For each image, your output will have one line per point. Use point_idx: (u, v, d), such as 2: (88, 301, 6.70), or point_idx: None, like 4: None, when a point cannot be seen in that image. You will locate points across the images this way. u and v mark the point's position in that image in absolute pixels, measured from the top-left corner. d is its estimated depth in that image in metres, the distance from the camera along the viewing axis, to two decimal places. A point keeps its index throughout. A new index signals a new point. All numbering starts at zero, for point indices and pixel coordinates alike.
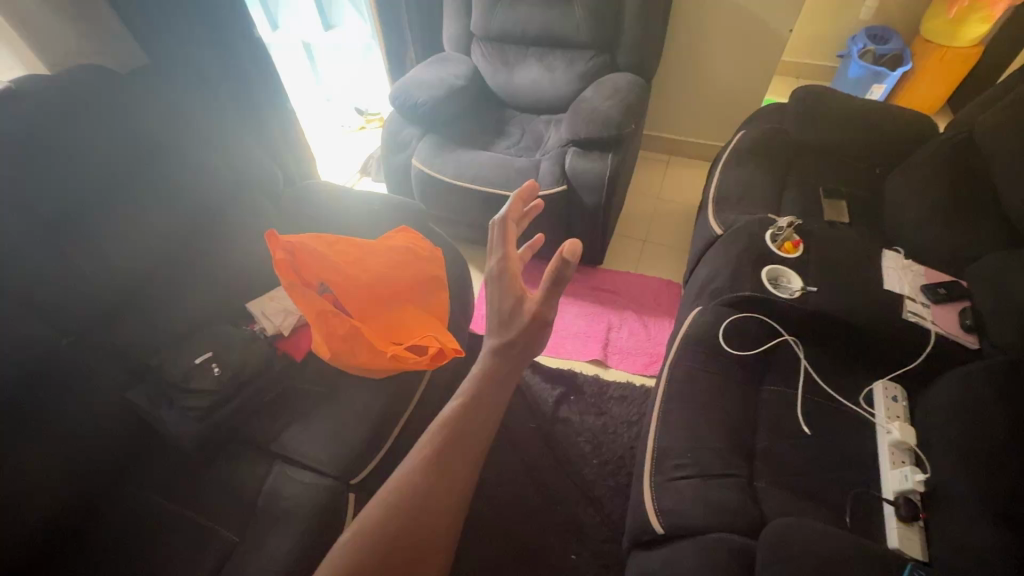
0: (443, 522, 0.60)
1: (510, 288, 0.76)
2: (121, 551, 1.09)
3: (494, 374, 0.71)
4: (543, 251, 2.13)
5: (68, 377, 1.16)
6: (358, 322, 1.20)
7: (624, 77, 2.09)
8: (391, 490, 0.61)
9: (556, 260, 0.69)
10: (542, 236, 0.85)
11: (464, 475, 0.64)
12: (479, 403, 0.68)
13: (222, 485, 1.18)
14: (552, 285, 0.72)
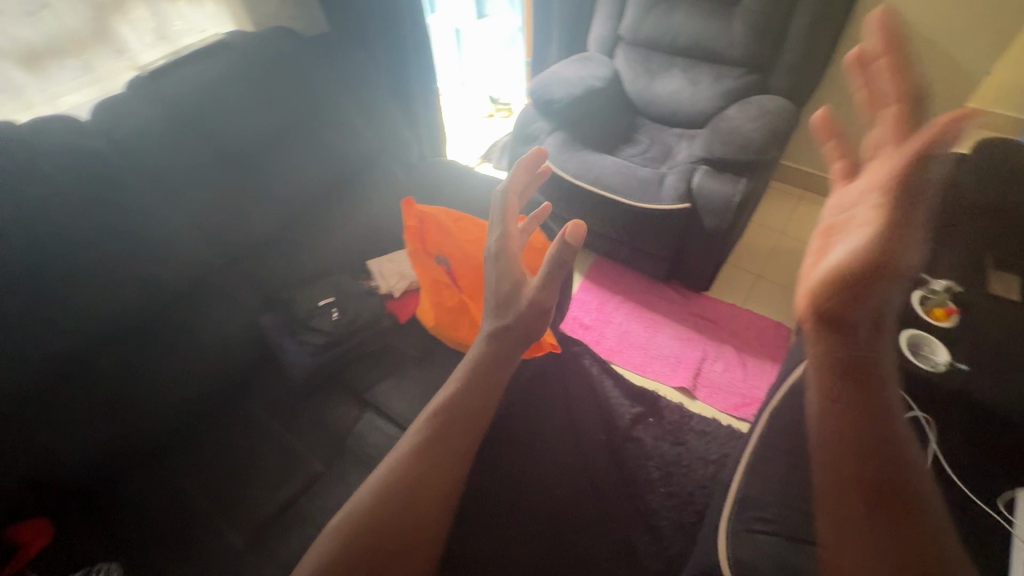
0: (431, 510, 0.64)
1: (509, 265, 0.90)
2: (229, 452, 1.23)
3: (486, 365, 0.78)
4: (649, 266, 2.08)
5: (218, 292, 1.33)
6: (466, 299, 1.27)
7: (774, 101, 1.96)
8: (381, 486, 0.65)
9: (556, 241, 0.82)
10: (545, 207, 1.03)
11: (454, 462, 0.69)
12: (472, 389, 0.75)
13: (318, 418, 1.29)
14: (552, 266, 0.83)
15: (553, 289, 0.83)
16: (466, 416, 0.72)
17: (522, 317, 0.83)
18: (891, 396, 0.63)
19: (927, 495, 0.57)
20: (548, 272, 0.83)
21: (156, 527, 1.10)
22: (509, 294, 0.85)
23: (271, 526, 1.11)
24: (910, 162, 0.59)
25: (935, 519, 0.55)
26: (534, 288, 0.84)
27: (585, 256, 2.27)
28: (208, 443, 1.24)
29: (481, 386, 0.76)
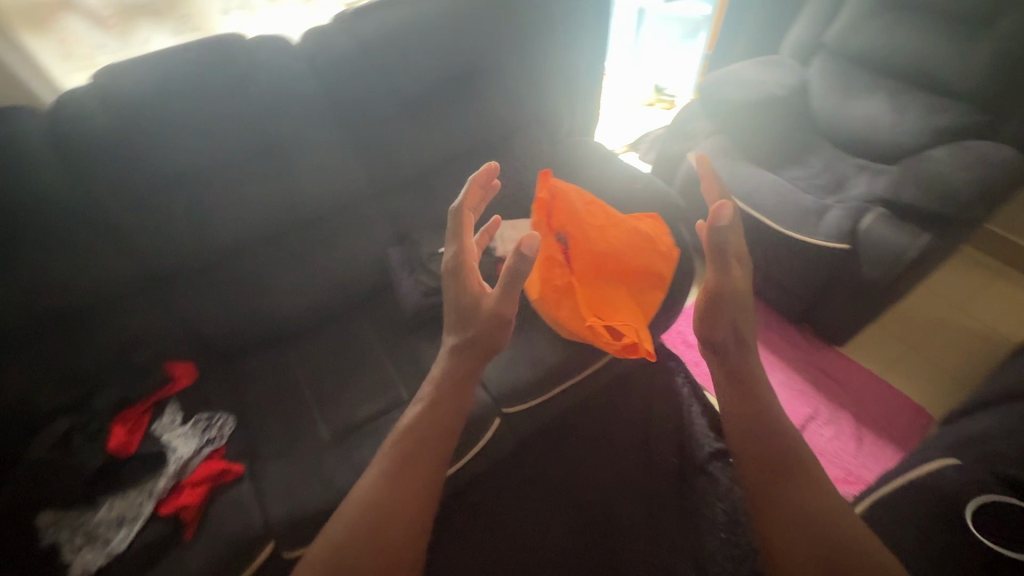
0: (407, 514, 0.78)
1: (466, 276, 0.98)
2: (335, 359, 1.38)
3: (450, 381, 0.92)
4: (780, 301, 1.88)
5: (360, 218, 1.48)
6: (576, 282, 1.26)
7: (1000, 147, 1.61)
8: (360, 502, 0.78)
9: (513, 257, 0.85)
10: (498, 220, 1.07)
11: (427, 472, 0.83)
12: (434, 399, 0.91)
13: (413, 353, 1.39)
14: (510, 279, 0.89)
15: (511, 299, 0.93)
16: (430, 424, 0.87)
17: (480, 330, 0.94)
18: (765, 407, 0.89)
19: (811, 464, 0.82)
20: (509, 281, 0.89)
21: (267, 406, 1.29)
22: (472, 311, 0.95)
23: (351, 434, 1.23)
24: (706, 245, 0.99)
25: (818, 491, 0.78)
26: (484, 305, 0.94)
27: (711, 273, 2.12)
28: (320, 349, 1.41)
29: (441, 397, 0.91)
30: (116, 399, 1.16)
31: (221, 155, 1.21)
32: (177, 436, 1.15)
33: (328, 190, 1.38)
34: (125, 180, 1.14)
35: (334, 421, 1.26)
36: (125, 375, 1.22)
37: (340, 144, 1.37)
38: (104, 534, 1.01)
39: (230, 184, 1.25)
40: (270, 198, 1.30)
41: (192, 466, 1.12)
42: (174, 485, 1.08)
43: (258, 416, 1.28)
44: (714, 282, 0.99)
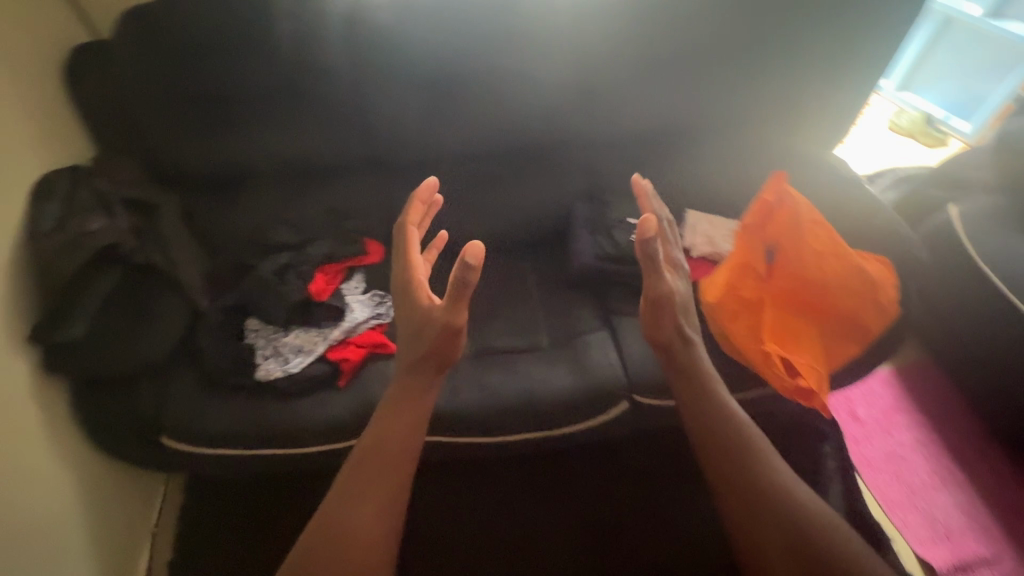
0: (373, 527, 0.80)
1: (412, 293, 1.02)
2: (492, 285, 1.43)
3: (401, 403, 0.91)
4: (1001, 416, 1.51)
5: (561, 162, 1.47)
6: (763, 299, 1.13)
7: None
8: (322, 524, 0.79)
9: (457, 266, 0.87)
10: (444, 234, 1.12)
11: (393, 480, 0.84)
12: (390, 410, 0.91)
13: (564, 308, 1.38)
14: (456, 293, 0.91)
15: (456, 310, 0.92)
16: (394, 435, 0.88)
17: (434, 343, 0.93)
18: (730, 413, 0.90)
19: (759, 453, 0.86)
20: (455, 292, 0.90)
21: None
22: (426, 325, 0.95)
23: (488, 356, 1.30)
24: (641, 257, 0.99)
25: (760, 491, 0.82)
26: (430, 317, 0.94)
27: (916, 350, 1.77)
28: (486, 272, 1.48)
29: (393, 408, 0.91)
30: (325, 252, 1.33)
31: (463, 64, 1.29)
32: (357, 302, 1.31)
33: (542, 128, 1.40)
34: (387, 74, 1.28)
35: (477, 339, 1.34)
36: (334, 233, 1.38)
37: (571, 88, 1.36)
38: (286, 354, 1.23)
39: (462, 100, 1.34)
40: (490, 123, 1.37)
41: (360, 331, 1.27)
42: (344, 340, 1.26)
43: None
44: (659, 309, 0.99)
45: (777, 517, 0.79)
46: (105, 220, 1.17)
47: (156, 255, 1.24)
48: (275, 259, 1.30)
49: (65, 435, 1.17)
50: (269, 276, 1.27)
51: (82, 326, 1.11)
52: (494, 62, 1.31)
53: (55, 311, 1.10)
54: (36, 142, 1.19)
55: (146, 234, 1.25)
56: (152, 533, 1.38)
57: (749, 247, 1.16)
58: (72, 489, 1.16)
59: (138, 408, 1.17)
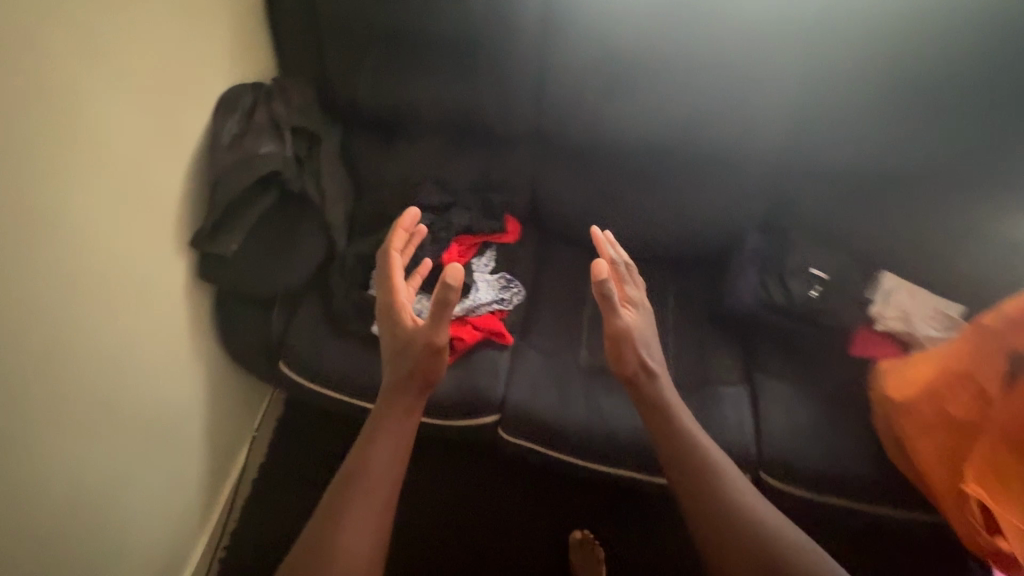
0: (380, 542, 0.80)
1: (392, 321, 1.01)
2: None
3: (386, 413, 0.93)
4: None
5: (743, 180, 1.25)
6: (977, 424, 0.93)
7: None
8: (330, 552, 0.77)
9: (440, 286, 0.91)
10: (428, 266, 1.10)
11: (388, 487, 0.85)
12: (374, 423, 0.92)
13: (704, 347, 1.20)
14: (439, 308, 0.94)
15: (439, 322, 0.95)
16: (377, 452, 0.88)
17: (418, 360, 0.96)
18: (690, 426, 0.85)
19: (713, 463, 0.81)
20: (438, 313, 0.94)
21: (552, 298, 1.31)
22: (415, 339, 0.97)
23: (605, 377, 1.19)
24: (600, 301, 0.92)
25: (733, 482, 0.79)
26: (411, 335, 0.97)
27: None
28: None
29: (380, 418, 0.93)
30: (465, 223, 1.26)
31: (665, 49, 1.12)
32: (484, 281, 1.24)
33: (733, 136, 1.20)
34: (575, 41, 1.14)
35: (597, 353, 1.23)
36: (478, 202, 1.31)
37: (780, 94, 1.16)
38: None
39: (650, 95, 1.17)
40: (673, 124, 1.20)
41: (480, 313, 1.21)
42: (461, 317, 1.21)
43: (542, 301, 1.30)
44: (617, 344, 0.92)
45: (741, 529, 0.74)
46: (274, 146, 1.19)
47: (311, 186, 1.26)
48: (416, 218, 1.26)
49: (202, 333, 1.26)
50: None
51: (237, 244, 1.16)
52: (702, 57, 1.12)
53: (218, 223, 1.16)
54: (231, 55, 1.22)
55: (306, 164, 1.27)
56: (252, 435, 1.47)
57: (982, 362, 0.94)
58: (200, 385, 1.26)
59: (266, 330, 1.23)
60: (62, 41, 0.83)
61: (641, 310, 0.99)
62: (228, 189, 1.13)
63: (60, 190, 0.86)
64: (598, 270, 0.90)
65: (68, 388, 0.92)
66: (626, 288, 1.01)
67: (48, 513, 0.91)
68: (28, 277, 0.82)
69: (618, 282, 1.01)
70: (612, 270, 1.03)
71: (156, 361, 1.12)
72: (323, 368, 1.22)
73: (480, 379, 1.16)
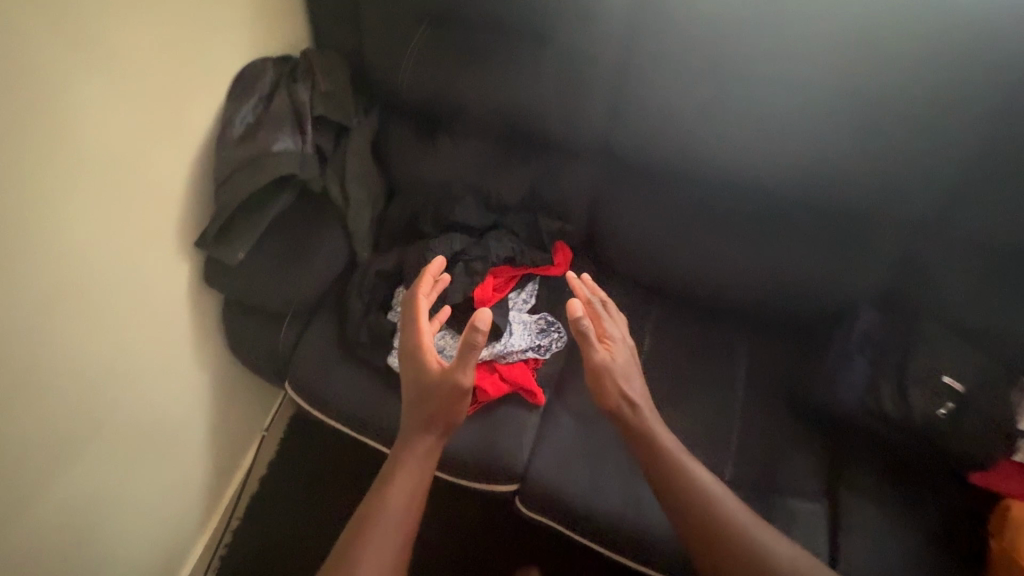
0: None
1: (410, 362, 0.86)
2: (689, 363, 1.08)
3: (401, 460, 0.82)
4: None
5: (863, 238, 0.97)
6: None
7: None
8: None
9: (468, 329, 0.75)
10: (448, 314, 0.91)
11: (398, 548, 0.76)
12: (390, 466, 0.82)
13: (777, 439, 0.98)
14: (468, 356, 0.78)
15: (462, 369, 0.79)
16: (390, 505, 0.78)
17: (438, 400, 0.81)
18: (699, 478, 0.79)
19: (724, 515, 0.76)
20: (465, 361, 0.78)
21: None
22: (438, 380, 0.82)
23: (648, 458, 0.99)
24: (576, 336, 0.85)
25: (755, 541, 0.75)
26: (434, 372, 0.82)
27: None
28: (687, 337, 1.10)
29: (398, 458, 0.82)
30: (505, 251, 1.06)
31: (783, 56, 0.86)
32: (519, 322, 1.06)
33: (865, 183, 0.92)
34: (664, 38, 0.90)
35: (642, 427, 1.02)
36: (524, 225, 1.10)
37: (943, 140, 0.86)
38: None
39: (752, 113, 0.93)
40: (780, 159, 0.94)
41: (511, 360, 1.03)
42: (488, 362, 1.03)
43: None
44: (597, 377, 0.85)
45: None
46: (292, 140, 1.01)
47: (333, 187, 1.09)
48: (449, 239, 1.07)
49: (211, 336, 1.16)
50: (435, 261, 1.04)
51: (244, 252, 1.02)
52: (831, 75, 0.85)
53: (225, 226, 1.01)
54: (255, 23, 1.04)
55: (329, 160, 1.10)
56: (262, 434, 1.40)
57: None
58: (203, 391, 1.17)
59: (273, 344, 1.11)
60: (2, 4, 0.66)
61: (624, 347, 0.90)
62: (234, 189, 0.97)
63: (7, 195, 0.71)
64: (573, 307, 0.85)
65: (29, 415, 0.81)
66: (605, 322, 0.91)
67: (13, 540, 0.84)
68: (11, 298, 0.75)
69: (596, 318, 0.91)
70: (586, 308, 0.92)
71: (152, 372, 1.03)
72: (329, 396, 1.09)
73: (500, 441, 1.00)
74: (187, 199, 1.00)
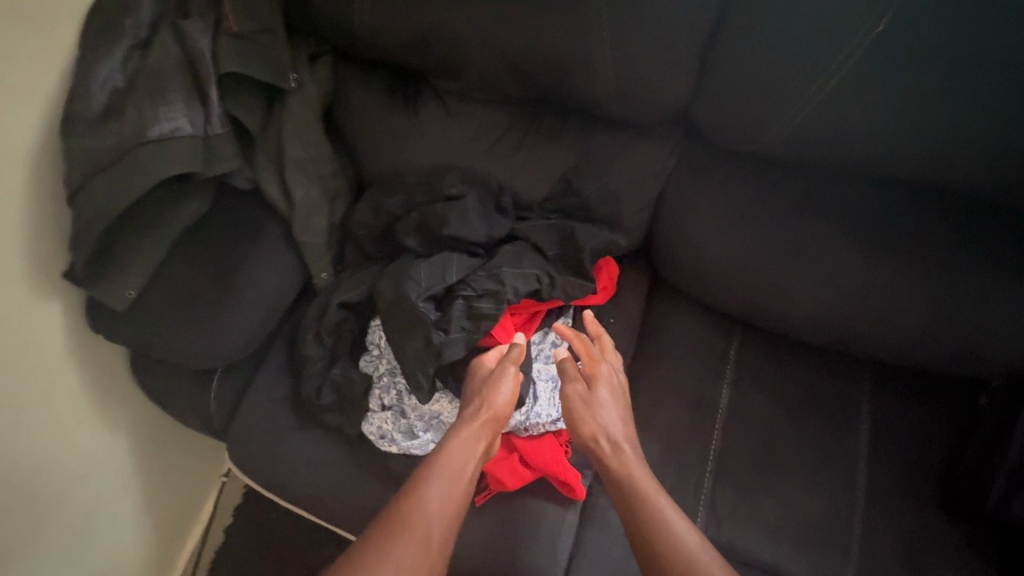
0: None
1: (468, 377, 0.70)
2: (786, 425, 0.78)
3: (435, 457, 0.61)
4: None
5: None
6: None
7: None
8: None
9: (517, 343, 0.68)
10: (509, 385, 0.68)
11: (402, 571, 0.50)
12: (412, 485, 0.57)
13: (914, 541, 0.71)
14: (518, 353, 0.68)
15: (516, 362, 0.67)
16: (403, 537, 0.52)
17: (493, 399, 0.64)
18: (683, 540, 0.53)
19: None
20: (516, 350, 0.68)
21: (660, 407, 0.79)
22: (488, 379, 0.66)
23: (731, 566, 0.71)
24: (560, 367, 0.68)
25: None
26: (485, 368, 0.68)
27: None
28: (776, 384, 0.80)
29: (427, 471, 0.58)
30: (531, 280, 0.73)
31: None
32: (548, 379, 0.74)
33: None
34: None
35: (722, 520, 0.73)
36: (554, 239, 0.76)
37: None
38: (412, 420, 0.75)
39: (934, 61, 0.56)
40: (967, 138, 0.59)
41: (535, 435, 0.72)
42: (504, 436, 0.73)
43: (640, 408, 0.79)
44: (573, 421, 0.64)
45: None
46: (188, 118, 0.64)
47: (269, 183, 0.74)
48: (443, 263, 0.73)
49: (125, 386, 0.85)
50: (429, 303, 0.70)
51: (136, 289, 0.68)
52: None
53: (102, 250, 0.67)
54: None
55: (259, 141, 0.73)
56: (222, 480, 1.12)
57: None
58: (120, 460, 0.87)
59: (205, 402, 0.80)
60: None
61: (617, 381, 0.67)
62: (97, 202, 0.62)
63: None
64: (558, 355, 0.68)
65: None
66: (584, 347, 0.68)
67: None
68: None
69: (582, 346, 0.68)
70: (578, 341, 0.68)
71: (17, 466, 0.71)
72: (284, 478, 0.79)
73: (528, 554, 0.70)
74: (27, 216, 0.64)
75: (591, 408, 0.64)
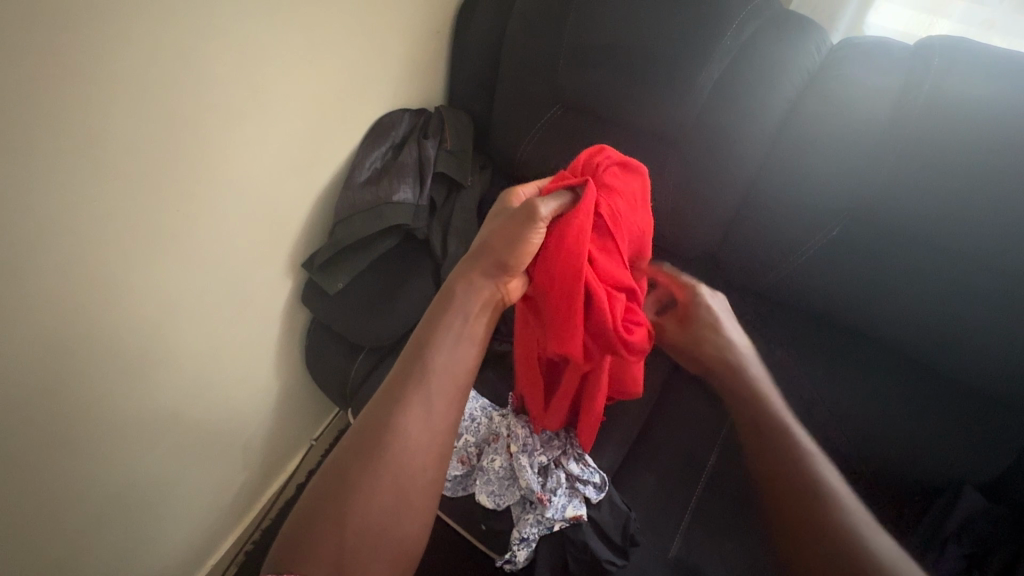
0: (423, 467, 0.55)
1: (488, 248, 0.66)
2: (753, 493, 1.02)
3: (451, 289, 0.65)
4: None
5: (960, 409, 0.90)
6: None
7: None
8: (380, 463, 0.53)
9: (490, 258, 0.66)
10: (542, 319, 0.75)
11: (449, 383, 0.59)
12: (415, 368, 0.58)
13: None
14: (502, 257, 0.65)
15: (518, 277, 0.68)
16: (412, 417, 0.56)
17: (508, 251, 0.65)
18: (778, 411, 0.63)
19: (796, 445, 0.59)
20: (507, 264, 0.65)
21: (662, 456, 1.08)
22: (510, 230, 0.65)
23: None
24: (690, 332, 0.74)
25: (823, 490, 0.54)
26: (469, 282, 0.65)
27: None
28: None
29: (425, 345, 0.60)
30: (568, 455, 0.92)
31: (905, 200, 0.81)
32: (552, 464, 0.91)
33: (996, 362, 0.83)
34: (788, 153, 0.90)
35: (692, 549, 0.96)
36: (590, 527, 0.90)
37: None
38: (481, 485, 0.92)
39: (865, 255, 0.89)
40: (892, 309, 0.90)
41: (564, 522, 0.87)
42: (554, 532, 0.89)
43: (647, 455, 1.08)
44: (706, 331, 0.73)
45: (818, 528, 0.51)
46: (411, 193, 1.09)
47: (435, 237, 1.13)
48: (491, 454, 0.93)
49: (296, 348, 1.24)
50: (474, 415, 0.99)
51: (343, 282, 1.10)
52: (964, 245, 0.79)
53: (332, 258, 1.10)
54: (398, 81, 1.15)
55: (437, 211, 1.15)
56: (309, 444, 1.43)
57: None
58: (272, 398, 1.23)
59: (345, 370, 1.15)
60: (178, 36, 0.74)
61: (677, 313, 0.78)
62: (350, 228, 1.06)
63: (186, 184, 0.83)
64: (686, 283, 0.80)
65: (106, 398, 0.84)
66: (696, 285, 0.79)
67: (60, 521, 0.84)
68: (155, 276, 0.85)
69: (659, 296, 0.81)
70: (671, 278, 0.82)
71: (232, 375, 1.08)
72: None
73: (539, 563, 0.90)
74: (299, 223, 1.09)
75: (726, 321, 0.74)
